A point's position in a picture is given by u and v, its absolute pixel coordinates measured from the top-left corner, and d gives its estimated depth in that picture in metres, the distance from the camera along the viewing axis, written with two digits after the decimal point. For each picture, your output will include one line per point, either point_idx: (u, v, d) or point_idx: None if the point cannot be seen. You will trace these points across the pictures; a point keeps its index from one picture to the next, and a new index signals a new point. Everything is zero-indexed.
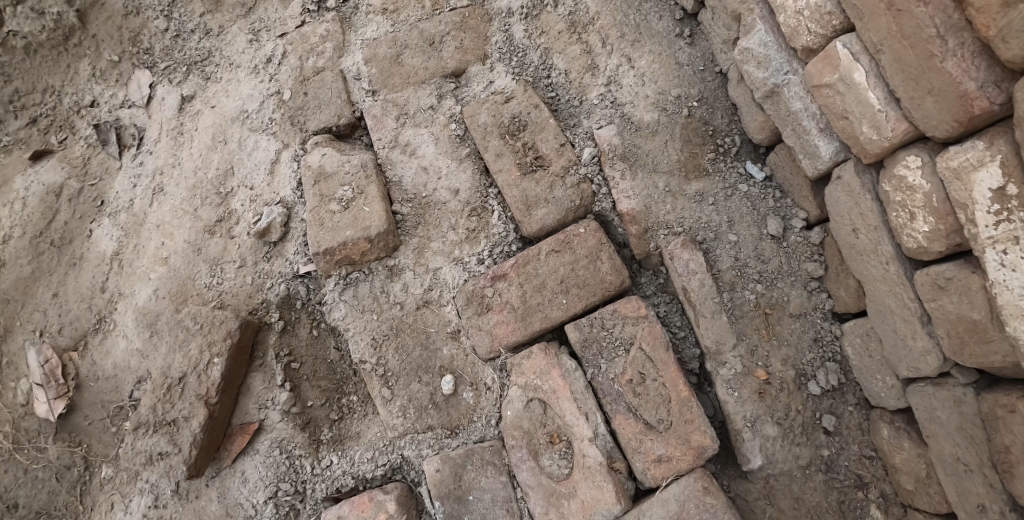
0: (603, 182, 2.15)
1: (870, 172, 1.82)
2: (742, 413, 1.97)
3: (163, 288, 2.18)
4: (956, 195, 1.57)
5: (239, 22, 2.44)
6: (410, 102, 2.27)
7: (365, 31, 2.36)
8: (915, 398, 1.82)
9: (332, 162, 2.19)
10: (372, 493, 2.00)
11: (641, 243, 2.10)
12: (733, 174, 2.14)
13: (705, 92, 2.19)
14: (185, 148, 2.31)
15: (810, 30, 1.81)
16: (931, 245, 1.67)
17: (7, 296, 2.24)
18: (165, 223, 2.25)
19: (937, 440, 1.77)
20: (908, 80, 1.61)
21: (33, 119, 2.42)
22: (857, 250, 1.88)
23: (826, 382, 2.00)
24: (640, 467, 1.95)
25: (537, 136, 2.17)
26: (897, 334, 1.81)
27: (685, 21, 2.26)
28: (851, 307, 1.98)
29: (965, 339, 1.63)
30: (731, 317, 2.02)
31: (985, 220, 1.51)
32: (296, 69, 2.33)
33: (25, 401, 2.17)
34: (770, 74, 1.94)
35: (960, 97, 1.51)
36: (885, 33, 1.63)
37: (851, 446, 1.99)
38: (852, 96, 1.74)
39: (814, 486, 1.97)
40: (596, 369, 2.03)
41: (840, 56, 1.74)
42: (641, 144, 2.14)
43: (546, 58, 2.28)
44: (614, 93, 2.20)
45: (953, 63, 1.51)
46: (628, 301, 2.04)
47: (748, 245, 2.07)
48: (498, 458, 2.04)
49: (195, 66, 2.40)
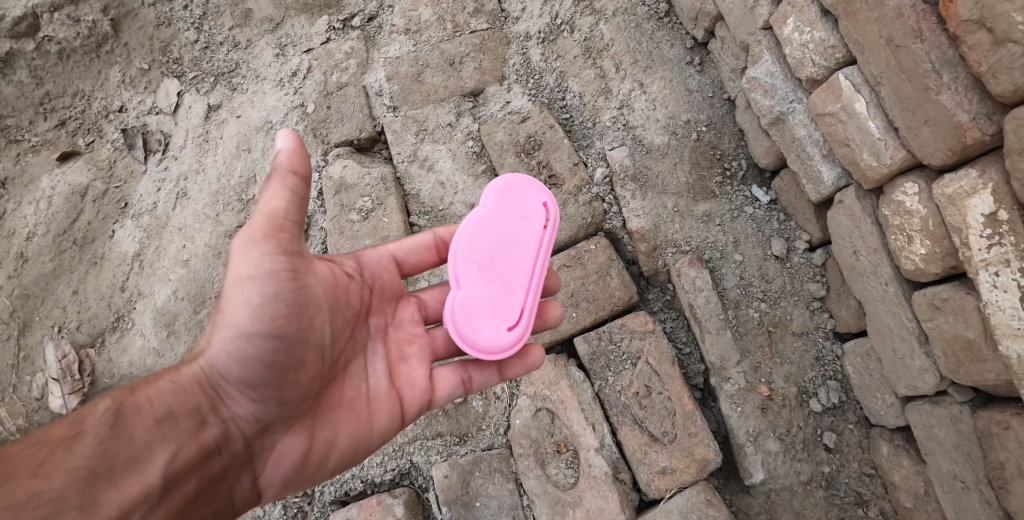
0: (614, 201, 2.23)
1: (870, 197, 1.91)
2: (745, 428, 2.03)
3: (183, 289, 2.23)
4: (951, 220, 1.65)
5: (266, 37, 2.52)
6: (429, 118, 2.35)
7: (389, 49, 2.45)
8: (913, 416, 1.88)
9: (353, 174, 2.27)
10: (381, 497, 2.04)
11: (650, 260, 2.17)
12: (739, 196, 2.23)
13: (713, 118, 2.29)
14: (209, 155, 2.38)
15: (815, 62, 1.91)
16: (928, 266, 1.74)
17: (28, 292, 2.30)
18: (187, 226, 2.31)
19: (935, 457, 1.83)
20: (905, 111, 1.70)
21: (61, 121, 2.49)
22: (858, 271, 1.96)
23: (828, 400, 2.06)
24: (645, 478, 1.99)
25: (551, 154, 2.25)
26: (896, 354, 1.89)
27: (695, 50, 2.37)
28: (851, 327, 2.05)
29: (961, 358, 1.70)
30: (736, 334, 2.09)
31: (979, 243, 1.59)
32: (320, 84, 2.42)
33: (39, 395, 2.21)
34: (776, 102, 2.04)
35: (954, 128, 1.60)
36: (884, 66, 1.73)
37: (851, 463, 2.04)
38: (854, 124, 1.83)
39: (815, 502, 2.01)
40: (603, 381, 2.08)
41: (842, 87, 1.84)
42: (652, 166, 2.23)
43: (561, 81, 2.37)
44: (626, 116, 2.29)
45: (947, 96, 1.60)
46: (637, 315, 2.11)
47: (753, 265, 2.15)
48: (506, 466, 2.07)
49: (222, 77, 2.49)
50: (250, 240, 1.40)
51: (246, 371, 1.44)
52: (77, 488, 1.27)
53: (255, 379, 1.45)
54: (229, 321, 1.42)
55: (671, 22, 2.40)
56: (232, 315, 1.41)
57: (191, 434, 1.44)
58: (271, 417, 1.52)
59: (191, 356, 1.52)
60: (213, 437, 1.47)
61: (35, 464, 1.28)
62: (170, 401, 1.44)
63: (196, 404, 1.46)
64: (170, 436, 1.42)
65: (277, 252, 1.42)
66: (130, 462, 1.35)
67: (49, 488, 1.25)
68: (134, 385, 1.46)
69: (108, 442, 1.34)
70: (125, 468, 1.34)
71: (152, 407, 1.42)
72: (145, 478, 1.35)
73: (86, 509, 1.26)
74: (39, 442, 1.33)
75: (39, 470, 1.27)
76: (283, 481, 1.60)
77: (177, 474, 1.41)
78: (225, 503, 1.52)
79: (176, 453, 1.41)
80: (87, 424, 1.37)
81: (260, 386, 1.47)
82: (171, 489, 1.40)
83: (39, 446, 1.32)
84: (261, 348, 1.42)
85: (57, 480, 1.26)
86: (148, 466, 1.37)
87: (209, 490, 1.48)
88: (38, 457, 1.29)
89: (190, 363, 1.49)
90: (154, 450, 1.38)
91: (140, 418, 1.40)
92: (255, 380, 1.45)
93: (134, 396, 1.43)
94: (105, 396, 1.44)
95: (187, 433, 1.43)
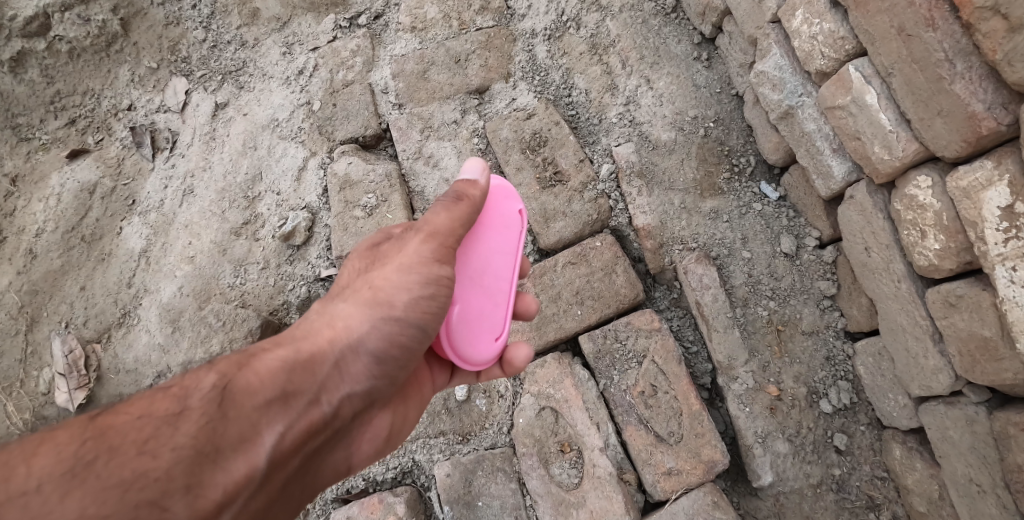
0: (620, 198, 2.20)
1: (881, 192, 1.86)
2: (753, 429, 1.98)
3: (188, 286, 2.24)
4: (966, 213, 1.60)
5: (274, 36, 2.53)
6: (434, 116, 2.34)
7: (395, 47, 2.45)
8: (928, 417, 1.83)
9: (357, 171, 2.27)
10: (382, 495, 2.03)
11: (656, 257, 2.14)
12: (747, 192, 2.19)
13: (721, 114, 2.26)
14: (216, 153, 2.39)
15: (824, 54, 1.87)
16: (942, 262, 1.69)
17: (35, 288, 2.32)
18: (193, 223, 2.32)
19: (950, 460, 1.77)
20: (918, 102, 1.66)
21: (71, 120, 2.52)
22: (869, 268, 1.91)
23: (839, 401, 2.01)
24: (650, 479, 1.94)
25: (557, 151, 2.23)
26: (909, 354, 1.84)
27: (703, 45, 2.34)
28: (863, 326, 2.01)
29: (977, 356, 1.65)
30: (743, 333, 2.05)
31: (995, 237, 1.54)
32: (326, 82, 2.42)
33: (46, 390, 2.23)
34: (785, 96, 2.01)
35: (968, 118, 1.55)
36: (896, 56, 1.68)
37: (862, 466, 1.98)
38: (864, 117, 1.79)
39: (825, 506, 1.95)
40: (608, 380, 2.04)
41: (852, 78, 1.80)
42: (658, 162, 2.20)
43: (567, 78, 2.35)
44: (632, 112, 2.26)
45: (961, 85, 1.55)
46: (642, 314, 2.07)
47: (761, 263, 2.11)
48: (509, 465, 2.04)
49: (229, 76, 2.51)
50: (424, 244, 1.51)
51: (377, 350, 1.48)
52: (185, 468, 1.23)
53: (384, 357, 1.49)
54: (380, 305, 1.48)
55: (678, 18, 2.37)
56: (387, 298, 1.48)
57: (302, 414, 1.38)
58: (379, 395, 1.56)
59: (301, 331, 1.49)
60: (324, 417, 1.42)
61: (141, 439, 1.24)
62: (282, 379, 1.38)
63: (310, 384, 1.40)
64: (281, 417, 1.35)
65: (437, 248, 1.51)
66: (237, 442, 1.29)
67: (156, 467, 1.21)
68: (240, 360, 1.40)
69: (216, 421, 1.29)
70: (234, 449, 1.29)
71: (265, 384, 1.36)
72: (252, 461, 1.30)
73: (193, 490, 1.23)
74: (142, 416, 1.28)
75: (145, 448, 1.23)
76: (369, 457, 1.65)
77: (285, 455, 1.35)
78: (320, 479, 1.52)
79: (287, 433, 1.35)
80: (191, 399, 1.32)
81: (385, 365, 1.50)
82: (275, 474, 1.34)
83: (144, 421, 1.27)
84: (398, 331, 1.48)
85: (164, 458, 1.23)
86: (256, 447, 1.31)
87: (307, 468, 1.45)
88: (143, 432, 1.25)
89: (303, 339, 1.47)
90: (263, 430, 1.32)
91: (251, 397, 1.34)
92: (382, 358, 1.48)
93: (242, 374, 1.38)
94: (208, 369, 1.39)
95: (299, 414, 1.37)
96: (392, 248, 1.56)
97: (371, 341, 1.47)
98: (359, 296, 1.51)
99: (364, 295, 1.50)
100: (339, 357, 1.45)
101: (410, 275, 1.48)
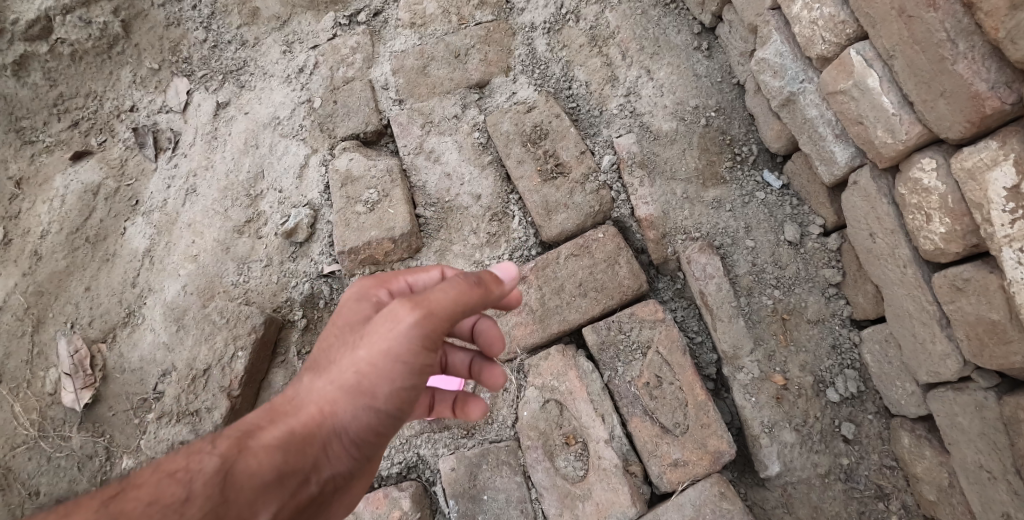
0: (621, 189, 2.19)
1: (885, 177, 1.84)
2: (760, 419, 1.96)
3: (191, 284, 2.25)
4: (971, 195, 1.58)
5: (274, 35, 2.55)
6: (435, 111, 2.34)
7: (394, 44, 2.45)
8: (936, 404, 1.80)
9: (358, 166, 2.27)
10: (388, 490, 2.02)
11: (659, 248, 2.13)
12: (750, 181, 2.18)
13: (722, 103, 2.24)
14: (218, 152, 2.40)
15: (825, 39, 1.86)
16: (948, 246, 1.67)
17: (42, 289, 2.33)
18: (196, 222, 2.33)
19: (959, 447, 1.74)
20: (920, 83, 1.64)
21: (74, 122, 2.54)
22: (875, 254, 1.89)
23: (845, 390, 1.99)
24: (656, 471, 1.92)
25: (558, 144, 2.22)
26: (916, 339, 1.81)
27: (702, 35, 2.33)
28: (869, 313, 1.99)
29: (985, 340, 1.62)
30: (748, 322, 2.03)
31: (1001, 218, 1.52)
32: (326, 79, 2.42)
33: (53, 390, 2.24)
34: (786, 83, 1.99)
35: (971, 98, 1.53)
36: (897, 38, 1.67)
37: (871, 455, 1.96)
38: (867, 101, 1.77)
39: (833, 496, 1.93)
40: (613, 372, 2.02)
41: (854, 62, 1.78)
42: (660, 152, 2.19)
43: (567, 71, 2.35)
44: (633, 103, 2.25)
45: (963, 66, 1.53)
46: (645, 304, 2.05)
47: (765, 251, 2.10)
48: (514, 458, 2.03)
49: (230, 75, 2.52)
50: (415, 326, 1.36)
51: (358, 436, 1.41)
52: None
53: (364, 442, 1.43)
54: (363, 395, 1.38)
55: (677, 8, 2.37)
56: (371, 386, 1.38)
57: (295, 496, 1.35)
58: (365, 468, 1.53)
59: (289, 406, 1.42)
60: (313, 495, 1.40)
61: None
62: (278, 459, 1.33)
63: (307, 464, 1.36)
64: (276, 500, 1.32)
65: (428, 334, 1.37)
66: None
67: None
68: (237, 437, 1.34)
69: (218, 507, 1.25)
70: None
71: (263, 467, 1.31)
72: None
73: None
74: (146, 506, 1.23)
75: None
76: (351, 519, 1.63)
77: None
78: None
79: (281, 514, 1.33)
80: (194, 486, 1.26)
81: (369, 445, 1.44)
82: None
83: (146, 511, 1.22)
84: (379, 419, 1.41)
85: None
86: None
87: None
88: None
89: (292, 418, 1.40)
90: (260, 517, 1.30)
91: (249, 479, 1.29)
92: (364, 444, 1.42)
93: (243, 454, 1.32)
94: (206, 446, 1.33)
95: (293, 496, 1.35)
96: (382, 322, 1.40)
97: (357, 427, 1.40)
98: (344, 379, 1.40)
99: (349, 378, 1.39)
100: (326, 441, 1.39)
101: (398, 364, 1.37)
